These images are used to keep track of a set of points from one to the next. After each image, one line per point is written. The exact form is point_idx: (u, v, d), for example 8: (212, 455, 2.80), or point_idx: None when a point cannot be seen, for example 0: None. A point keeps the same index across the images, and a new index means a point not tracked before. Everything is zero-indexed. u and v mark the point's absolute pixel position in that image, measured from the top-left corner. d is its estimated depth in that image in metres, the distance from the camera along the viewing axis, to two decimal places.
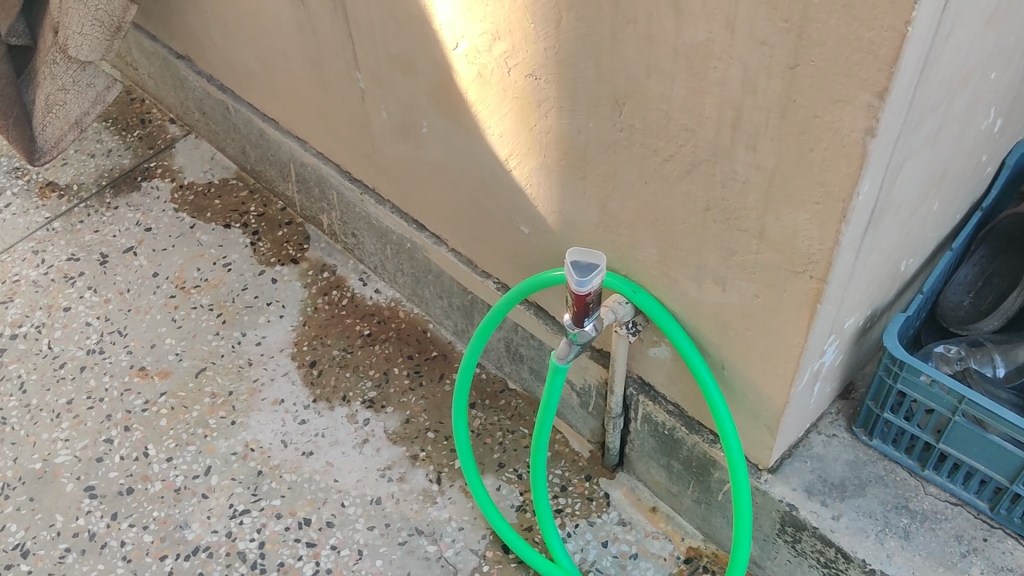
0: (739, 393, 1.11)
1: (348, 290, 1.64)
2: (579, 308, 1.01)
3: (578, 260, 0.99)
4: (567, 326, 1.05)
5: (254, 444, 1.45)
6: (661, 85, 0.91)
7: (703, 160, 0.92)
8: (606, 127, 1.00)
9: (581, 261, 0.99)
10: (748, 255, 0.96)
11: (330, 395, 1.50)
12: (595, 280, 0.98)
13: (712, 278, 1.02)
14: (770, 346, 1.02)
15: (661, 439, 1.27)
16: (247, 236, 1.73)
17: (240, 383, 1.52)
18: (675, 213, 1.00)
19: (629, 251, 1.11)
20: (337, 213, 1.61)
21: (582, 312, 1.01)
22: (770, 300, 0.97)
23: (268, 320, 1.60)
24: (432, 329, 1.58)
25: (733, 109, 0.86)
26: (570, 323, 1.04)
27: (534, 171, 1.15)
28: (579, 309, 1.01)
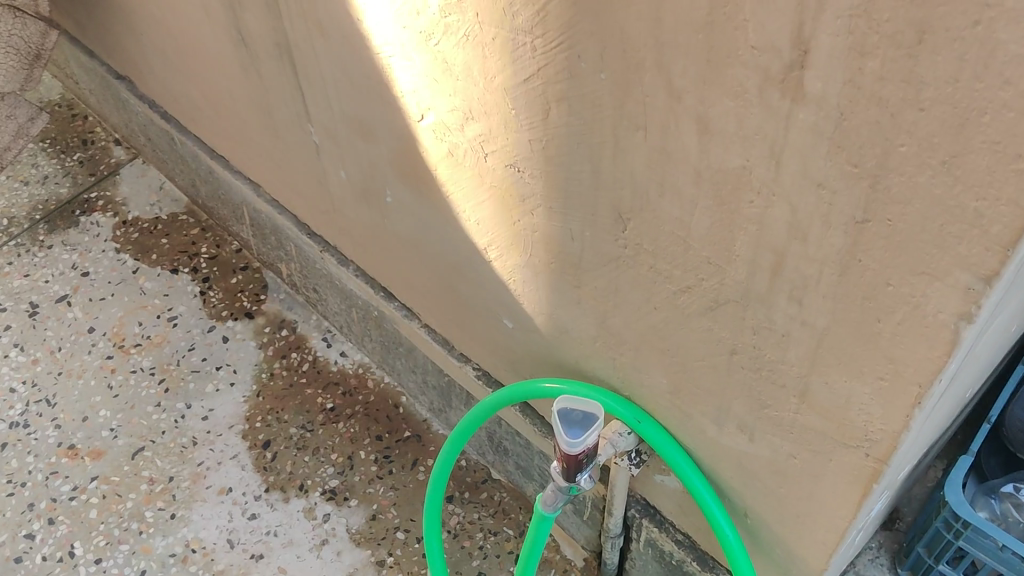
0: (765, 545, 0.91)
1: (309, 351, 1.44)
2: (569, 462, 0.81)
3: (569, 410, 0.79)
4: (555, 475, 0.85)
5: (196, 544, 1.25)
6: (678, 207, 0.70)
7: (729, 301, 0.72)
8: (605, 240, 0.79)
9: (571, 410, 0.79)
10: (784, 412, 0.76)
11: (285, 483, 1.30)
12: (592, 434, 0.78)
13: (736, 426, 0.82)
14: (807, 509, 0.82)
15: (668, 567, 1.07)
16: (196, 283, 1.53)
17: (182, 467, 1.33)
18: (689, 349, 0.80)
19: (632, 373, 0.89)
20: (297, 265, 1.41)
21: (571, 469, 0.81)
22: (812, 465, 0.77)
23: (217, 388, 1.40)
24: (404, 403, 1.38)
25: (773, 253, 0.65)
26: (558, 472, 0.84)
27: (517, 268, 0.94)
28: (570, 464, 0.81)
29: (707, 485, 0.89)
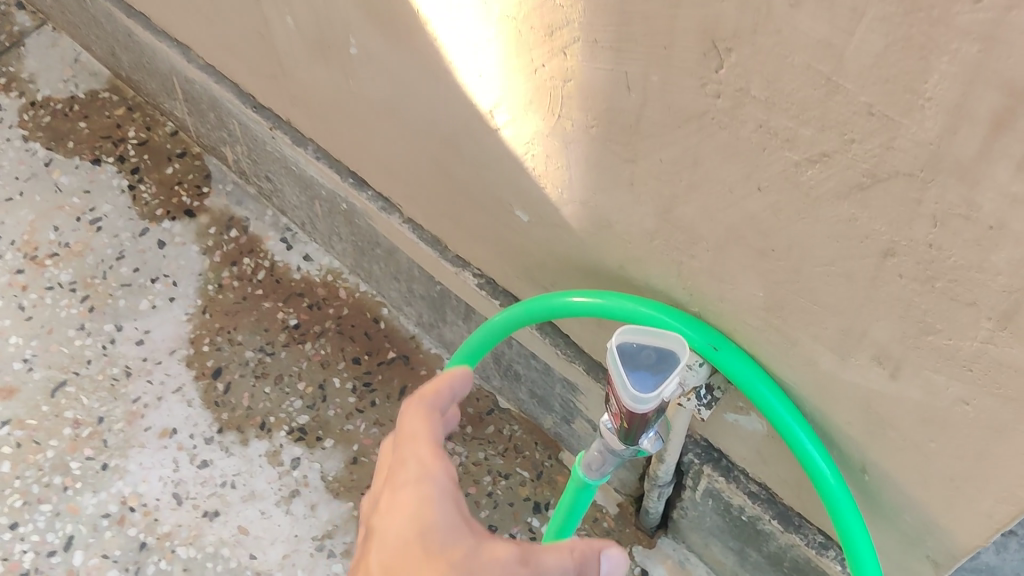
0: (886, 508, 0.67)
1: (265, 255, 1.17)
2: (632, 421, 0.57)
3: (630, 345, 0.54)
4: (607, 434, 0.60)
5: (135, 501, 1.01)
6: (824, 23, 0.43)
7: (896, 176, 0.45)
8: (685, 87, 0.52)
9: (633, 348, 0.54)
10: (962, 345, 0.50)
11: (242, 421, 1.05)
12: (667, 379, 0.54)
13: (869, 358, 0.57)
14: (970, 472, 0.57)
15: (734, 522, 0.84)
16: (123, 176, 1.25)
17: (114, 404, 1.07)
18: (809, 249, 0.54)
19: (707, 284, 0.63)
20: (243, 148, 1.13)
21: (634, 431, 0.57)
22: (996, 415, 0.52)
23: (154, 305, 1.14)
24: (386, 316, 1.12)
25: (1002, 90, 0.38)
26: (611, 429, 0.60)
27: (538, 138, 0.67)
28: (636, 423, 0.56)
29: (810, 431, 0.64)
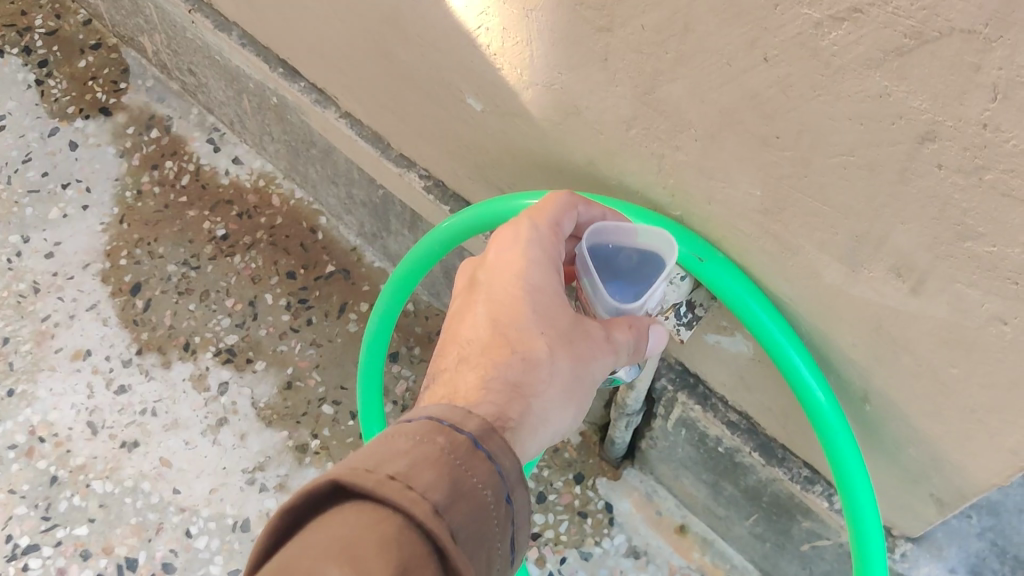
0: (889, 442, 0.59)
1: (189, 158, 1.06)
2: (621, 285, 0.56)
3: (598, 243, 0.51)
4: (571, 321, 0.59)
5: (45, 431, 0.91)
6: None
7: (950, 32, 0.36)
8: None
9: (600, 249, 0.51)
10: (1009, 253, 0.41)
11: (165, 342, 0.95)
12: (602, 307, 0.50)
13: (886, 270, 0.47)
14: (1000, 404, 0.49)
15: (709, 455, 0.76)
16: (29, 69, 1.11)
17: (20, 324, 0.96)
18: (824, 135, 0.44)
19: (693, 182, 0.54)
20: (162, 36, 1.00)
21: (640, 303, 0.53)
22: None
23: (65, 214, 1.02)
24: (325, 226, 1.02)
25: None
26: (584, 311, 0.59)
27: (494, 5, 0.56)
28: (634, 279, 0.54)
29: (798, 344, 0.55)
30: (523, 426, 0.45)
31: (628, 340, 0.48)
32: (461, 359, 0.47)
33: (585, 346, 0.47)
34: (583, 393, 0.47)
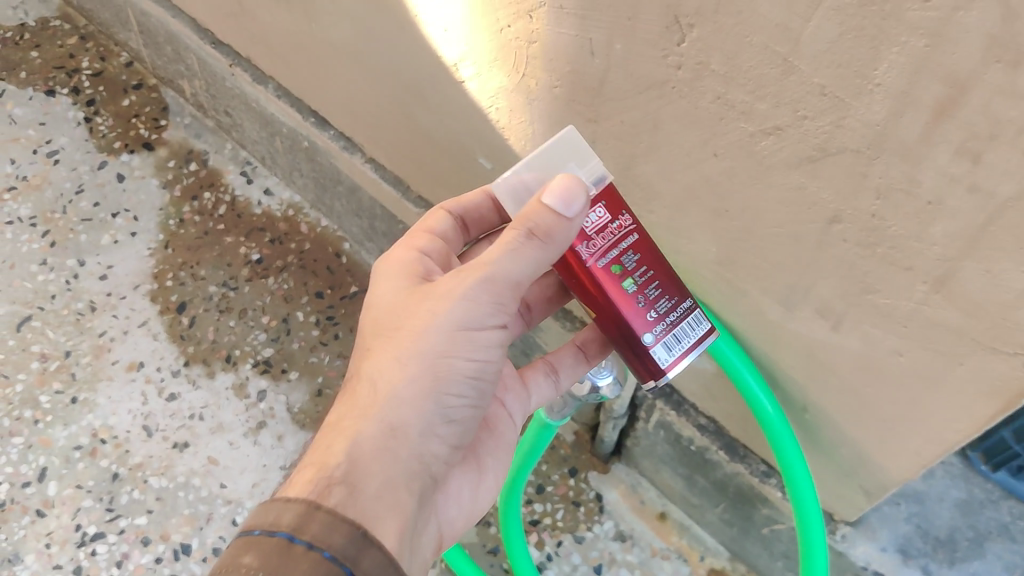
0: (826, 443, 0.72)
1: (225, 190, 1.18)
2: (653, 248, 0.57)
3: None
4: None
5: (106, 434, 1.04)
6: (779, 7, 0.45)
7: (844, 151, 0.49)
8: (647, 56, 0.54)
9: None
10: (898, 305, 0.54)
11: (208, 355, 1.08)
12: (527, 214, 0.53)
13: (813, 311, 0.61)
14: (905, 416, 0.62)
15: (685, 452, 0.89)
16: (79, 108, 1.24)
17: (80, 339, 1.09)
18: (760, 211, 0.57)
19: (665, 238, 0.67)
20: (201, 82, 1.12)
21: (621, 252, 0.54)
22: (927, 365, 0.56)
23: (115, 241, 1.14)
24: (348, 251, 1.15)
25: (947, 80, 0.41)
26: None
27: (504, 93, 0.69)
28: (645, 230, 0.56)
29: (753, 371, 0.69)
30: (364, 439, 0.53)
31: (472, 268, 0.52)
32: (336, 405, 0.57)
33: (410, 337, 0.54)
34: (429, 377, 0.54)
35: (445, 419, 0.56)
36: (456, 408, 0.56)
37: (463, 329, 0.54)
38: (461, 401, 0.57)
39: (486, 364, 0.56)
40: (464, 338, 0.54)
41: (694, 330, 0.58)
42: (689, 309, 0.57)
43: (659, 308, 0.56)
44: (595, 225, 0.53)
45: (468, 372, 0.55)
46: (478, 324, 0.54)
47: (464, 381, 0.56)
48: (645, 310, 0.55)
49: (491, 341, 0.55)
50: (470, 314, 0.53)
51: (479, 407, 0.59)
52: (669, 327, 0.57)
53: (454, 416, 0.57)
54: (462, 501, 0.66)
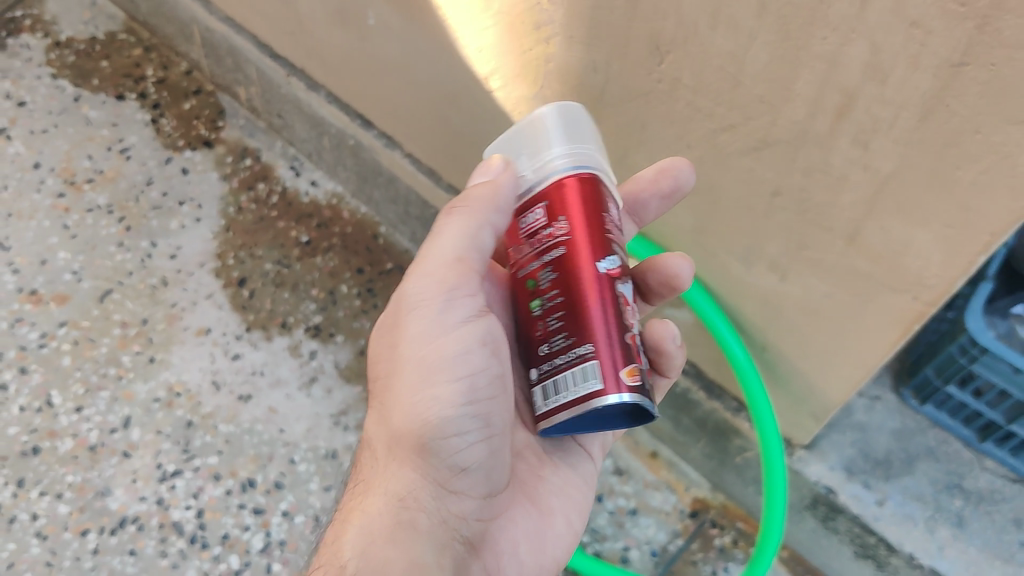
0: (782, 377, 0.91)
1: (277, 182, 1.37)
2: (606, 290, 0.59)
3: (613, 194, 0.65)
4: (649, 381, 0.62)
5: (180, 388, 1.22)
6: (730, 41, 0.63)
7: (779, 143, 0.67)
8: (637, 73, 0.73)
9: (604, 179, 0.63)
10: (824, 258, 0.73)
11: (267, 321, 1.26)
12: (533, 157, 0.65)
13: (765, 267, 0.79)
14: (836, 348, 0.80)
15: (671, 395, 1.08)
16: (146, 111, 1.42)
17: (154, 308, 1.27)
18: (723, 188, 0.75)
19: (653, 212, 0.86)
20: (257, 89, 1.31)
21: (538, 267, 0.61)
22: (848, 305, 0.75)
23: (182, 225, 1.33)
24: (384, 234, 1.34)
25: (841, 93, 0.59)
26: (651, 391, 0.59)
27: (525, 100, 0.87)
28: (581, 259, 0.59)
29: (728, 325, 0.87)
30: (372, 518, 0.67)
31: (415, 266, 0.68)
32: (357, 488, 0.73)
33: (393, 416, 0.68)
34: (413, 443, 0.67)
35: (448, 464, 0.68)
36: (462, 448, 0.67)
37: (426, 362, 0.66)
38: (466, 439, 0.67)
39: (475, 389, 0.66)
40: (431, 371, 0.66)
41: (574, 388, 0.57)
42: (580, 358, 0.57)
43: (553, 343, 0.60)
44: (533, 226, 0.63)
45: (457, 405, 0.66)
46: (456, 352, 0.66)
47: (461, 412, 0.66)
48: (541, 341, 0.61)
49: (466, 353, 0.66)
50: (427, 336, 0.66)
51: (493, 440, 0.68)
52: (553, 371, 0.59)
53: (461, 458, 0.67)
54: (518, 558, 0.74)
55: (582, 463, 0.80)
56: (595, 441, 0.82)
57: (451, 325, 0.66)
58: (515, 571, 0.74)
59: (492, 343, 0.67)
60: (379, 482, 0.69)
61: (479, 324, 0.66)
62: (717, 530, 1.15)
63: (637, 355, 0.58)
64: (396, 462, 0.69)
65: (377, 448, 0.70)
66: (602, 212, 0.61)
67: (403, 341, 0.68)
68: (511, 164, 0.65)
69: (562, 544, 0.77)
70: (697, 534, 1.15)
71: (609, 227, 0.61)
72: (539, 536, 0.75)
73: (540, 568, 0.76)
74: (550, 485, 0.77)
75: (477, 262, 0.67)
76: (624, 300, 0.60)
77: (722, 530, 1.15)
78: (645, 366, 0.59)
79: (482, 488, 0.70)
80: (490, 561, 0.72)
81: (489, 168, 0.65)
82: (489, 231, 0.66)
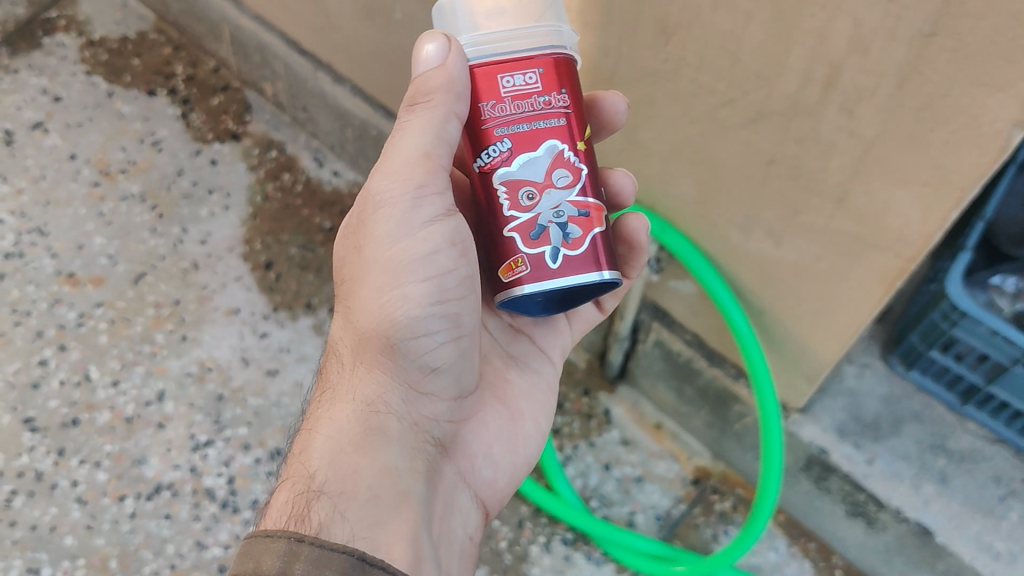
0: (778, 341, 0.98)
1: (301, 172, 1.45)
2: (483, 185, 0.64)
3: (540, 43, 0.61)
4: (581, 249, 0.63)
5: (211, 364, 1.29)
6: (730, 22, 0.71)
7: (774, 115, 0.75)
8: (645, 55, 0.81)
9: (501, 52, 0.61)
10: (815, 222, 0.80)
11: (292, 302, 1.34)
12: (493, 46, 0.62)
13: (762, 234, 0.87)
14: (827, 308, 0.88)
15: (674, 365, 1.15)
16: (176, 105, 1.51)
17: (186, 290, 1.35)
18: (724, 159, 0.83)
19: (658, 186, 0.94)
20: (284, 84, 1.39)
21: None
22: (837, 266, 0.82)
23: (212, 213, 1.41)
24: None
25: (828, 65, 0.67)
26: (558, 267, 0.62)
27: None
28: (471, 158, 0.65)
29: (728, 291, 0.95)
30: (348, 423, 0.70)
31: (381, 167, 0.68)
32: (324, 393, 0.75)
33: (361, 319, 0.72)
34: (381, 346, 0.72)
35: (418, 365, 0.73)
36: (432, 348, 0.72)
37: (394, 263, 0.69)
38: (435, 340, 0.72)
39: (444, 290, 0.70)
40: (398, 271, 0.69)
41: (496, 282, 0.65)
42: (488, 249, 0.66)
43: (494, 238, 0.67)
44: None
45: (424, 306, 0.70)
46: (420, 254, 0.69)
47: (427, 312, 0.70)
48: None
49: (433, 254, 0.69)
50: (393, 238, 0.69)
51: (460, 340, 0.74)
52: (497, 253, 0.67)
53: (430, 359, 0.73)
54: (493, 459, 0.81)
55: (542, 365, 0.88)
56: (555, 344, 0.90)
57: (417, 226, 0.68)
58: (491, 471, 0.81)
59: (461, 245, 0.70)
60: (351, 390, 0.73)
61: (443, 226, 0.68)
62: (718, 496, 1.21)
63: (520, 245, 0.63)
64: (365, 367, 0.73)
65: (346, 354, 0.75)
66: (478, 105, 0.62)
67: (370, 242, 0.70)
68: (452, 44, 0.61)
69: (532, 443, 0.85)
70: (700, 499, 1.21)
71: (487, 117, 0.62)
72: (511, 435, 0.83)
73: (515, 466, 0.84)
74: (514, 389, 0.85)
75: (445, 157, 0.67)
76: (511, 187, 0.63)
77: (723, 496, 1.21)
78: (537, 248, 0.63)
79: (451, 390, 0.76)
80: (462, 463, 0.79)
81: (429, 56, 0.62)
82: (455, 122, 0.65)
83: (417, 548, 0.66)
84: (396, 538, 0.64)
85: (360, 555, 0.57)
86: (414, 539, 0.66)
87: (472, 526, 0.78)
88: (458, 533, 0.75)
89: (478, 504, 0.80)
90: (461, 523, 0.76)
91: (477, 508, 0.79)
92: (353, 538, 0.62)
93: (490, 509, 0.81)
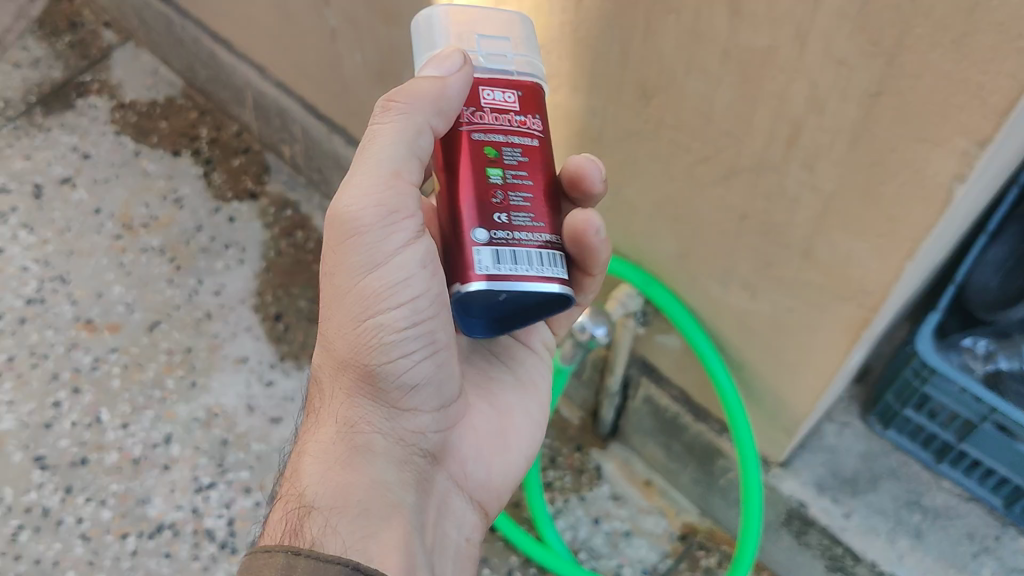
0: (757, 394, 1.03)
1: (314, 231, 1.52)
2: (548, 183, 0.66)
3: None
4: None
5: (218, 410, 1.34)
6: (702, 85, 0.77)
7: (744, 170, 0.81)
8: (627, 116, 0.87)
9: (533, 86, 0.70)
10: (785, 273, 0.86)
11: (299, 352, 1.39)
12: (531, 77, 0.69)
13: (739, 287, 0.92)
14: (800, 358, 0.93)
15: (662, 420, 1.20)
16: (198, 165, 1.60)
17: (198, 338, 1.41)
18: (702, 214, 0.89)
19: (644, 242, 0.99)
20: (302, 147, 1.47)
21: (505, 142, 0.64)
22: (808, 317, 0.87)
23: (227, 266, 1.48)
24: None
25: (790, 124, 0.73)
26: None
27: None
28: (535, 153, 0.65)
29: (708, 341, 1.00)
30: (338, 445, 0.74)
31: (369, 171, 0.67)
32: (309, 412, 0.78)
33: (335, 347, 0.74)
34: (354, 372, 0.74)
35: (396, 385, 0.74)
36: (408, 367, 0.73)
37: (365, 293, 0.70)
38: (411, 359, 0.73)
39: (418, 311, 0.71)
40: (370, 299, 0.70)
41: (543, 266, 0.62)
42: (547, 243, 0.63)
43: (515, 218, 0.63)
44: (494, 103, 0.65)
45: (400, 330, 0.71)
46: (398, 274, 0.69)
47: (403, 333, 0.71)
48: (499, 208, 0.63)
49: (407, 270, 0.69)
50: (365, 266, 0.69)
51: (437, 354, 0.75)
52: (510, 241, 0.62)
53: (409, 378, 0.74)
54: (485, 461, 0.84)
55: (529, 357, 0.91)
56: (536, 337, 0.91)
57: (389, 249, 0.68)
58: (483, 473, 0.84)
59: (432, 264, 0.70)
60: (335, 415, 0.76)
61: (416, 248, 0.69)
62: (704, 551, 1.24)
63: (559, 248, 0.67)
64: (342, 391, 0.76)
65: (324, 378, 0.77)
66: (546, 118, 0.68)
67: (340, 275, 0.70)
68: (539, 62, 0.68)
69: (526, 437, 0.87)
70: (686, 555, 1.24)
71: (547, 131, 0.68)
72: (496, 431, 0.85)
73: (510, 464, 0.86)
74: (501, 385, 0.87)
75: (412, 172, 0.68)
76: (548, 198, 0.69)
77: (709, 552, 1.24)
78: None
79: (433, 402, 0.78)
80: (454, 468, 0.82)
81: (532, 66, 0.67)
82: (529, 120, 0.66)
83: (409, 557, 0.71)
84: (389, 547, 0.70)
85: (355, 565, 0.61)
86: (405, 546, 0.71)
87: (467, 527, 0.82)
88: (451, 537, 0.80)
89: (473, 505, 0.83)
90: (455, 525, 0.81)
91: (474, 509, 0.83)
92: (346, 550, 0.67)
93: (488, 508, 0.85)
